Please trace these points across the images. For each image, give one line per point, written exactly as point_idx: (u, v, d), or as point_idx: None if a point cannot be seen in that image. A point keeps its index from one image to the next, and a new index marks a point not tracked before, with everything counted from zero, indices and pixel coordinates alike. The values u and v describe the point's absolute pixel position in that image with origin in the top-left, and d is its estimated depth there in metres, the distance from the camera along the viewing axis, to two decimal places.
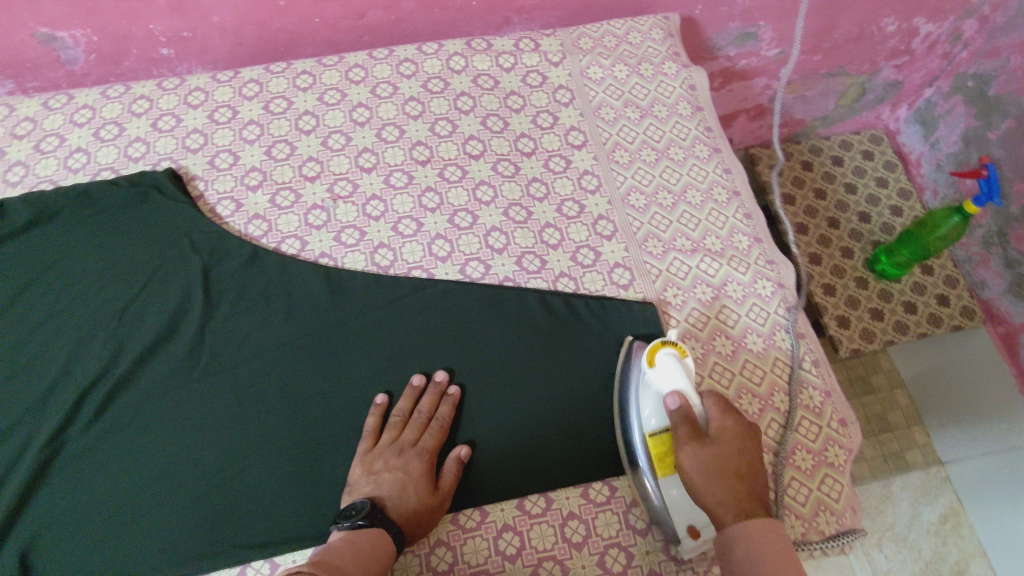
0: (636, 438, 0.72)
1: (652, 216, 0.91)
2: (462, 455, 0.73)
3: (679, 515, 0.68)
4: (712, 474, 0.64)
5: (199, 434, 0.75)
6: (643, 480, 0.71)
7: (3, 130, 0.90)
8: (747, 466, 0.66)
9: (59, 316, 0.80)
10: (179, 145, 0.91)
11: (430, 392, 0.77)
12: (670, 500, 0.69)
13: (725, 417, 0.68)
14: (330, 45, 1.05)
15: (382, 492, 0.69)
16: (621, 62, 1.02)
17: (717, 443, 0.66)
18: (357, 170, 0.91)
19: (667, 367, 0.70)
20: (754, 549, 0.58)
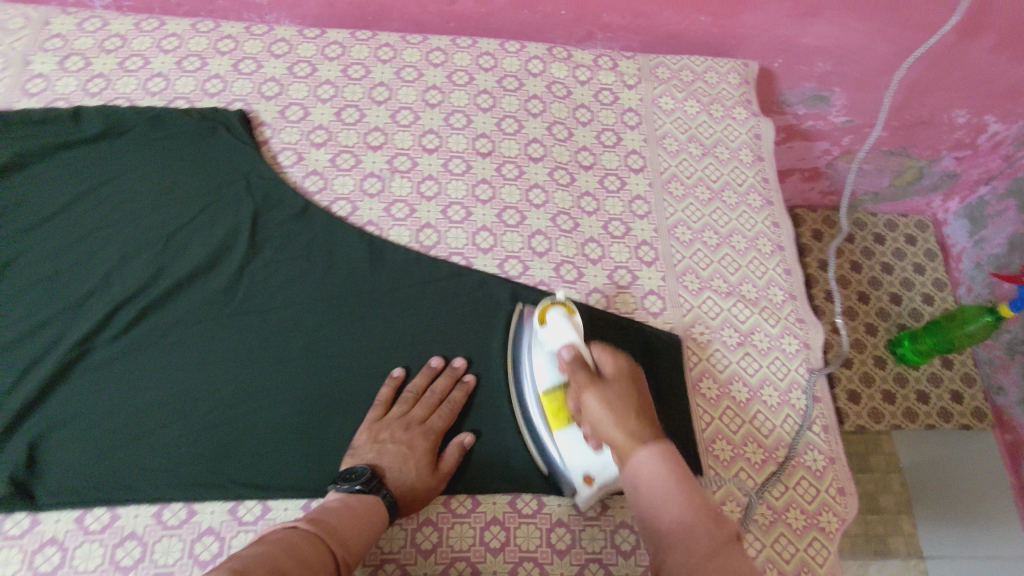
0: (532, 396, 0.76)
1: (695, 252, 0.92)
2: (465, 443, 0.74)
3: (575, 464, 0.71)
4: (617, 416, 0.55)
5: (218, 368, 0.77)
6: (539, 434, 0.76)
7: (92, 41, 0.92)
8: (643, 399, 0.60)
9: (111, 227, 0.82)
10: (255, 90, 0.93)
11: (444, 376, 0.78)
12: (565, 452, 0.72)
13: (617, 357, 0.64)
14: (416, 25, 1.08)
15: (383, 461, 0.69)
16: (693, 98, 1.03)
17: (615, 381, 0.60)
18: (419, 149, 0.93)
19: (557, 323, 0.71)
20: (657, 489, 0.50)
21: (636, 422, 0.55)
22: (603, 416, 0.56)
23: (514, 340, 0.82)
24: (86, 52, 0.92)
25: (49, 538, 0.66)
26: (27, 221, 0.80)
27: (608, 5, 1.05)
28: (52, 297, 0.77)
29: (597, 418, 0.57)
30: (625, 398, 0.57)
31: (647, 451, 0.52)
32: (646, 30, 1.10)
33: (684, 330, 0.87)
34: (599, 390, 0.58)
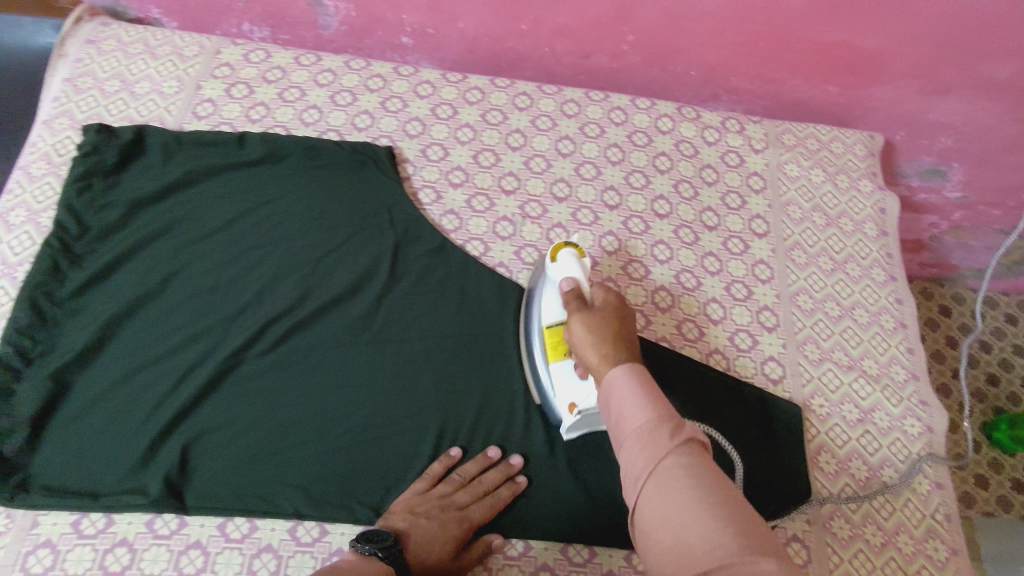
0: (534, 328, 0.81)
1: (816, 322, 0.91)
2: (494, 543, 0.73)
3: (564, 392, 0.76)
4: (596, 340, 0.64)
5: (356, 394, 0.80)
6: (536, 365, 0.81)
7: (256, 71, 0.99)
8: (626, 325, 0.68)
9: (264, 248, 0.87)
10: (400, 128, 0.98)
11: (499, 468, 0.77)
12: (556, 381, 0.77)
13: (607, 292, 0.71)
14: (548, 75, 1.12)
15: (411, 534, 0.69)
16: (820, 167, 1.03)
17: (603, 312, 0.68)
18: (550, 197, 0.96)
19: (565, 262, 0.77)
20: (626, 401, 0.56)
21: (662, 401, 0.56)
22: (629, 390, 0.57)
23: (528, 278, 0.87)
24: (250, 81, 0.98)
25: (194, 541, 0.71)
26: (190, 237, 0.86)
27: (738, 70, 1.07)
28: (208, 311, 0.83)
29: (619, 392, 0.57)
30: (650, 378, 0.59)
31: (618, 371, 0.59)
32: (772, 96, 1.11)
33: (803, 400, 0.86)
34: (628, 365, 0.59)
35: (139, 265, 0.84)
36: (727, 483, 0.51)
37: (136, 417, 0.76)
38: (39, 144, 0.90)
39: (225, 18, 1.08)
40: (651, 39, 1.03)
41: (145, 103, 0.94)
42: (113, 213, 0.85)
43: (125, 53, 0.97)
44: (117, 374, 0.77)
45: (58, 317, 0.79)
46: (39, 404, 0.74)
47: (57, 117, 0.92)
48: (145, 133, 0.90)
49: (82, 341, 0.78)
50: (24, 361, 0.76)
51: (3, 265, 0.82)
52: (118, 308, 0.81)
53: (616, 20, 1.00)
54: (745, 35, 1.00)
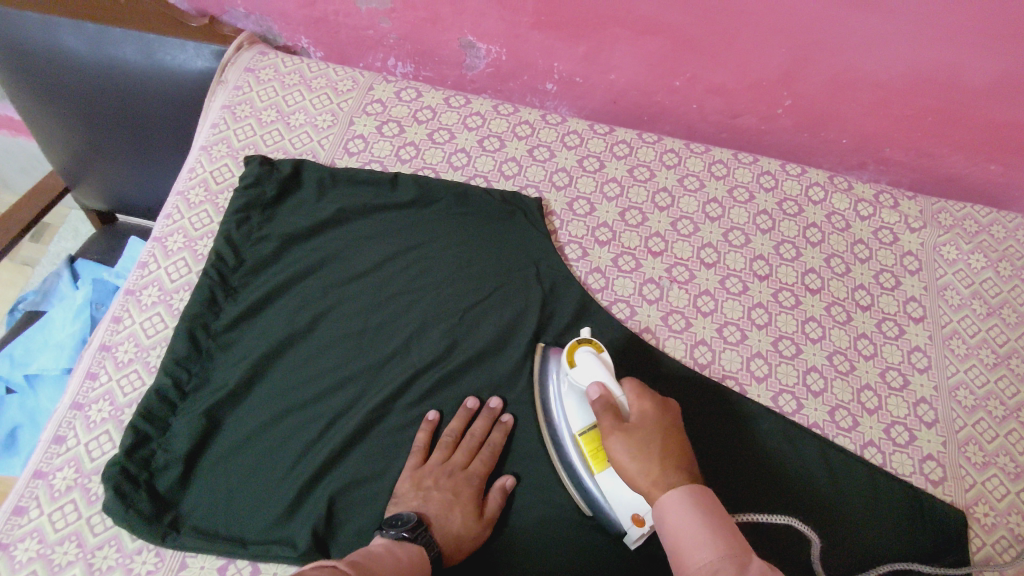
0: (568, 436, 0.75)
1: (978, 420, 0.86)
2: (507, 485, 0.75)
3: (622, 504, 0.70)
4: (637, 459, 0.60)
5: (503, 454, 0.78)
6: (579, 474, 0.74)
7: (407, 111, 0.99)
8: (672, 437, 0.62)
9: (412, 295, 0.85)
10: (547, 179, 0.96)
11: (481, 417, 0.78)
12: (610, 494, 0.70)
13: (642, 394, 0.65)
14: (689, 131, 1.09)
15: (428, 508, 0.70)
16: (979, 252, 0.98)
17: (640, 431, 0.62)
18: (698, 262, 0.93)
19: (586, 364, 0.70)
20: (684, 531, 0.55)
21: (725, 532, 0.55)
22: (687, 520, 0.55)
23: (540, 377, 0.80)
24: (401, 120, 0.98)
25: None
26: (340, 276, 0.85)
27: (895, 141, 1.02)
28: (355, 356, 0.81)
29: (677, 521, 0.55)
30: (710, 501, 0.57)
31: (675, 495, 0.57)
32: (925, 170, 1.06)
33: (966, 506, 0.81)
34: (687, 489, 0.58)
35: (290, 301, 0.83)
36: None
37: (283, 461, 0.74)
38: (198, 170, 0.91)
39: (372, 52, 1.08)
40: (810, 105, 0.99)
41: (298, 135, 0.95)
42: (267, 246, 0.86)
43: (282, 83, 0.98)
44: (266, 415, 0.76)
45: (211, 350, 0.79)
46: (193, 440, 0.73)
47: (215, 143, 0.93)
48: (301, 166, 0.91)
49: (234, 378, 0.78)
50: (179, 395, 0.76)
51: (161, 291, 0.83)
52: (268, 346, 0.80)
53: (777, 84, 0.97)
54: (914, 108, 0.96)
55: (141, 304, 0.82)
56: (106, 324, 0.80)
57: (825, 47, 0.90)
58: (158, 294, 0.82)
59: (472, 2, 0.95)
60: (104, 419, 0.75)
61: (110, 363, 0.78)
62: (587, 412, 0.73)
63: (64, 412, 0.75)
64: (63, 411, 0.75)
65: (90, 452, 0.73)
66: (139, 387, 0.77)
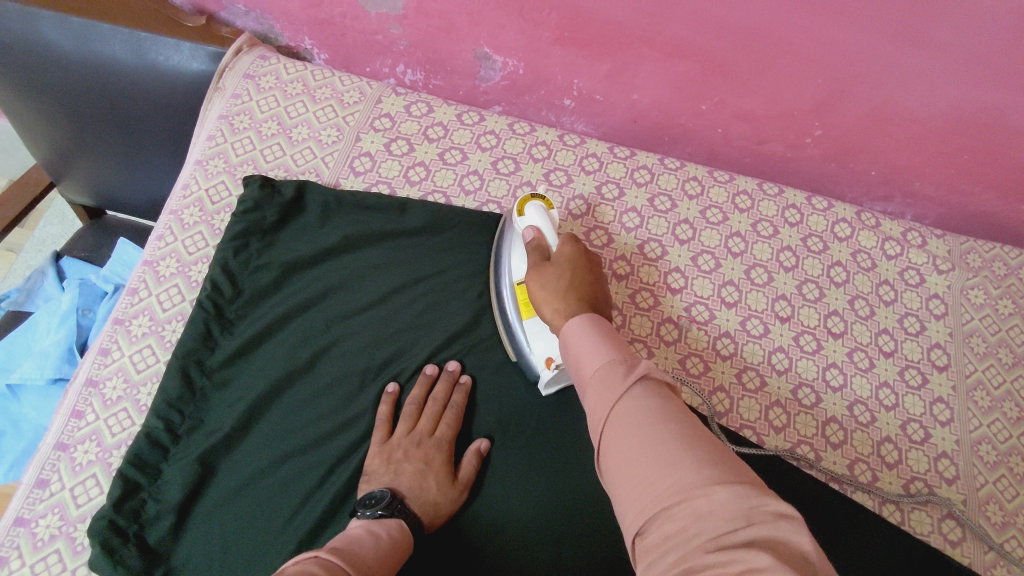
0: (506, 285, 0.77)
1: (1000, 478, 0.83)
2: (481, 449, 0.74)
3: (541, 350, 0.73)
4: (549, 283, 0.64)
5: (469, 418, 0.77)
6: (509, 319, 0.77)
7: (417, 127, 0.94)
8: (588, 272, 0.66)
9: (418, 330, 0.81)
10: (563, 206, 0.92)
11: (442, 380, 0.77)
12: (532, 339, 0.74)
13: (565, 244, 0.69)
14: (711, 155, 1.04)
15: (400, 482, 0.69)
16: (1007, 297, 0.94)
17: (557, 264, 0.66)
18: (719, 301, 0.89)
19: (532, 213, 0.74)
20: (582, 345, 0.54)
21: (621, 346, 0.53)
22: (585, 338, 0.54)
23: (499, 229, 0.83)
24: (411, 137, 0.93)
25: None
26: (344, 308, 0.81)
27: (926, 176, 0.97)
28: (357, 397, 0.77)
29: (576, 338, 0.55)
30: (609, 326, 0.56)
31: (576, 319, 0.56)
32: (953, 206, 1.01)
33: (986, 570, 0.77)
34: (586, 316, 0.57)
35: (291, 334, 0.79)
36: (690, 420, 0.47)
37: (281, 512, 0.70)
38: (193, 188, 0.87)
39: (380, 57, 1.02)
40: (841, 135, 0.94)
41: (302, 151, 0.91)
42: (267, 275, 0.81)
43: (284, 93, 0.94)
44: (264, 461, 0.72)
45: (206, 389, 0.75)
46: (186, 489, 0.69)
47: (211, 158, 0.89)
48: (305, 188, 0.86)
49: (230, 421, 0.73)
50: (171, 438, 0.72)
51: (152, 320, 0.79)
52: (266, 385, 0.75)
53: (810, 113, 0.92)
54: (951, 146, 0.91)
55: (131, 336, 0.78)
56: (93, 356, 0.76)
57: (864, 80, 0.85)
58: (149, 324, 0.78)
59: (490, 14, 0.89)
60: (90, 462, 0.71)
61: (97, 400, 0.74)
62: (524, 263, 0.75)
63: (48, 453, 0.71)
64: (47, 451, 0.71)
65: (76, 498, 0.69)
66: (128, 427, 0.73)
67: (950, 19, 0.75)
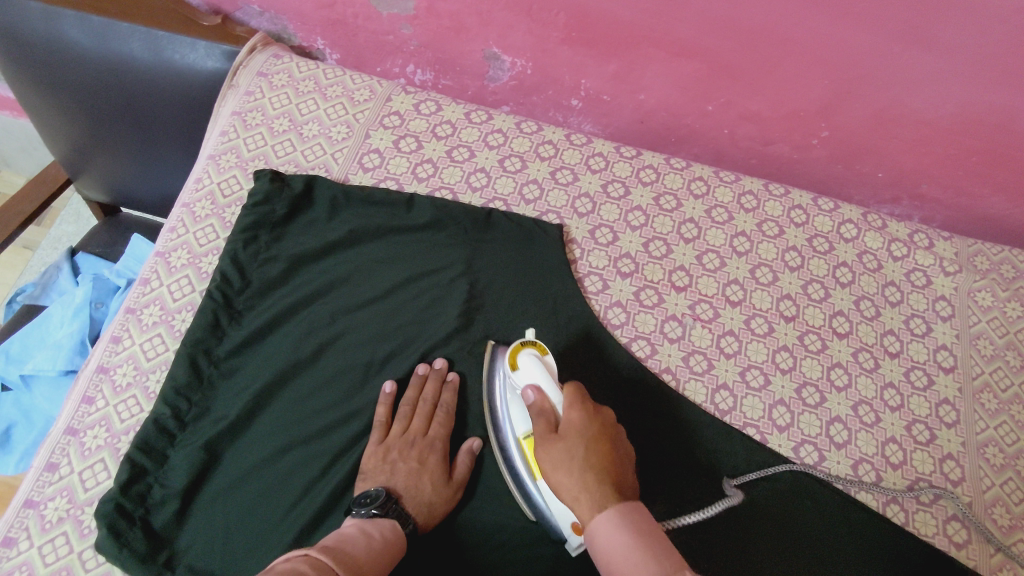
0: (511, 441, 0.73)
1: (1007, 480, 0.82)
2: (474, 447, 0.74)
3: (562, 513, 0.67)
4: (565, 466, 0.60)
5: (461, 415, 0.78)
6: (524, 480, 0.71)
7: (425, 125, 0.95)
8: (603, 445, 0.62)
9: (423, 324, 0.82)
10: (569, 204, 0.93)
11: (432, 380, 0.77)
12: (551, 501, 0.68)
13: (570, 409, 0.64)
14: (717, 157, 1.05)
15: (396, 482, 0.70)
16: (1015, 299, 0.94)
17: (566, 438, 0.62)
18: (723, 300, 0.89)
19: (527, 366, 0.70)
20: (616, 545, 0.54)
21: (659, 553, 0.53)
22: (621, 536, 0.54)
23: (489, 381, 0.78)
24: (419, 135, 0.94)
25: None
26: (349, 302, 0.82)
27: (933, 178, 0.97)
28: (360, 388, 0.77)
29: (607, 538, 0.54)
30: (643, 516, 0.56)
31: (605, 515, 0.55)
32: (961, 209, 1.01)
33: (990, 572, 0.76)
34: (617, 510, 0.56)
35: (298, 327, 0.80)
36: None
37: (284, 499, 0.70)
38: (206, 182, 0.89)
39: (390, 57, 1.03)
40: (848, 137, 0.95)
41: (312, 147, 0.92)
42: (275, 268, 0.83)
43: (296, 90, 0.96)
44: (268, 450, 0.73)
45: (213, 378, 0.76)
46: (192, 474, 0.70)
47: (223, 153, 0.91)
48: (314, 183, 0.88)
49: (236, 409, 0.74)
50: (178, 425, 0.73)
51: (162, 310, 0.80)
52: (273, 375, 0.76)
53: (816, 115, 0.93)
54: (958, 148, 0.91)
55: (141, 325, 0.79)
56: (104, 344, 0.78)
57: (870, 81, 0.86)
58: (159, 313, 0.80)
59: (499, 14, 0.91)
60: (100, 447, 0.72)
61: (107, 387, 0.75)
62: (527, 418, 0.71)
63: (59, 438, 0.72)
64: (58, 436, 0.72)
65: (85, 481, 0.70)
66: (137, 413, 0.74)
67: (956, 19, 0.76)
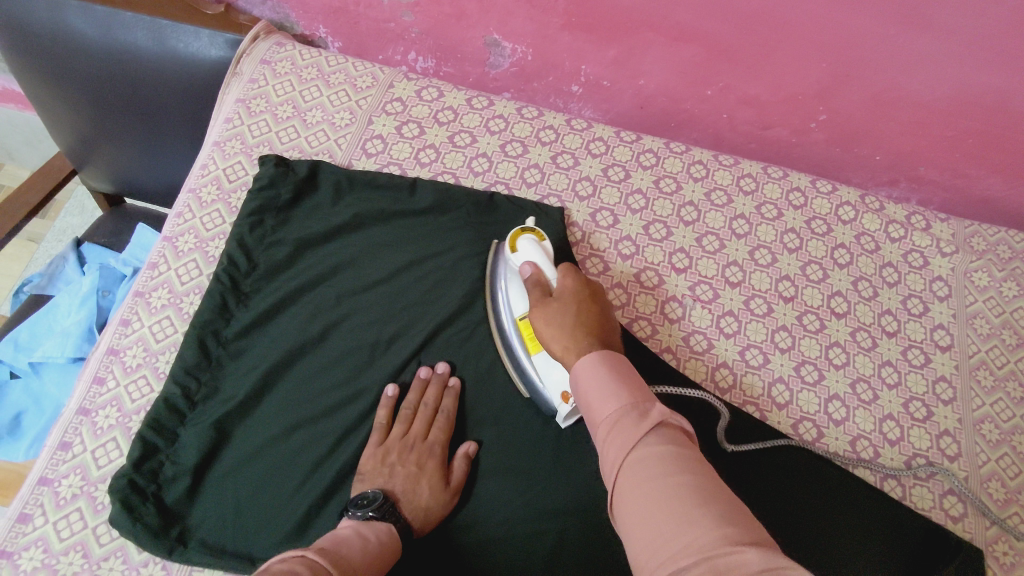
0: (508, 321, 0.78)
1: (1003, 456, 0.83)
2: (471, 453, 0.75)
3: (552, 384, 0.72)
4: (558, 319, 0.64)
5: (462, 419, 0.78)
6: (518, 356, 0.77)
7: (428, 111, 0.96)
8: (591, 307, 0.66)
9: (428, 306, 0.83)
10: (570, 188, 0.94)
11: (433, 384, 0.77)
12: (542, 373, 0.73)
13: (565, 276, 0.69)
14: (717, 141, 1.06)
15: (394, 485, 0.70)
16: (1012, 280, 0.95)
17: (560, 301, 0.66)
18: (723, 281, 0.91)
19: (525, 247, 0.76)
20: (594, 383, 0.55)
21: (633, 388, 0.54)
22: (600, 377, 0.55)
23: (490, 274, 0.83)
24: (422, 120, 0.95)
25: None
26: (354, 285, 0.83)
27: (930, 160, 0.98)
28: (367, 368, 0.79)
29: (588, 378, 0.55)
30: (621, 361, 0.57)
31: (587, 358, 0.57)
32: (958, 191, 1.02)
33: (986, 545, 0.77)
34: (598, 352, 0.57)
35: (304, 309, 0.81)
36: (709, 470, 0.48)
37: (293, 475, 0.72)
38: (212, 168, 0.90)
39: (392, 45, 1.04)
40: (846, 120, 0.96)
41: (315, 133, 0.93)
42: (280, 251, 0.84)
43: (300, 77, 0.97)
44: (277, 429, 0.74)
45: (222, 359, 0.78)
46: (202, 453, 0.72)
47: (229, 140, 0.92)
48: (318, 168, 0.89)
49: (244, 388, 0.76)
50: (188, 405, 0.74)
51: (171, 293, 0.82)
52: (280, 356, 0.78)
53: (814, 98, 0.94)
54: (955, 130, 0.92)
55: (150, 308, 0.80)
56: (114, 327, 0.79)
57: (867, 64, 0.87)
58: (168, 297, 0.81)
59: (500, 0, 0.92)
60: (111, 426, 0.73)
61: (117, 368, 0.77)
62: (524, 299, 0.76)
63: (71, 418, 0.74)
64: (70, 416, 0.74)
65: (97, 460, 0.72)
66: (147, 394, 0.76)
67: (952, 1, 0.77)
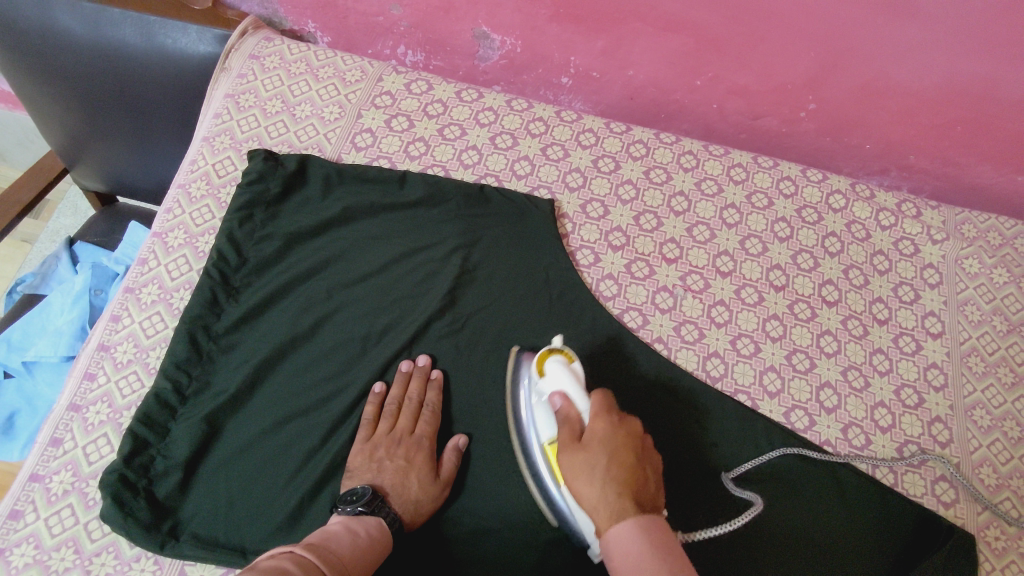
0: (535, 446, 0.72)
1: (994, 442, 0.84)
2: (461, 445, 0.74)
3: (585, 521, 0.66)
4: (588, 472, 0.59)
5: (447, 412, 0.78)
6: (546, 485, 0.71)
7: (417, 104, 0.96)
8: (629, 454, 0.60)
9: (418, 299, 0.83)
10: (561, 179, 0.94)
11: (416, 377, 0.77)
12: (572, 507, 0.67)
13: (598, 419, 0.63)
14: (707, 132, 1.06)
15: (383, 480, 0.70)
16: (1002, 266, 0.95)
17: (591, 446, 0.60)
18: (713, 271, 0.91)
19: (554, 372, 0.69)
20: (634, 560, 0.52)
21: (676, 566, 0.52)
22: (638, 552, 0.52)
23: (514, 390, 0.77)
24: (411, 114, 0.95)
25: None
26: (344, 278, 0.83)
27: (920, 148, 0.98)
28: (357, 361, 0.79)
29: (626, 554, 0.53)
30: (662, 530, 0.54)
31: (623, 525, 0.54)
32: (949, 178, 1.02)
33: (977, 530, 0.77)
34: (636, 518, 0.54)
35: (294, 303, 0.81)
36: None
37: (285, 467, 0.72)
38: (201, 163, 0.90)
39: (381, 39, 1.04)
40: (835, 108, 0.96)
41: (304, 127, 0.93)
42: (270, 246, 0.84)
43: (288, 72, 0.97)
44: (268, 421, 0.74)
45: (212, 353, 0.78)
46: (193, 446, 0.72)
47: (218, 135, 0.92)
48: (307, 162, 0.89)
49: (235, 382, 0.76)
50: (178, 399, 0.74)
51: (160, 289, 0.81)
52: (271, 350, 0.78)
53: (803, 87, 0.94)
54: (944, 117, 0.92)
55: (140, 304, 0.80)
56: (104, 323, 0.79)
57: (856, 52, 0.87)
58: (158, 292, 0.81)
59: None
60: (102, 422, 0.74)
61: (108, 363, 0.77)
62: (552, 423, 0.70)
63: (61, 414, 0.74)
64: (61, 412, 0.74)
65: (89, 455, 0.72)
66: (138, 389, 0.76)
67: None
